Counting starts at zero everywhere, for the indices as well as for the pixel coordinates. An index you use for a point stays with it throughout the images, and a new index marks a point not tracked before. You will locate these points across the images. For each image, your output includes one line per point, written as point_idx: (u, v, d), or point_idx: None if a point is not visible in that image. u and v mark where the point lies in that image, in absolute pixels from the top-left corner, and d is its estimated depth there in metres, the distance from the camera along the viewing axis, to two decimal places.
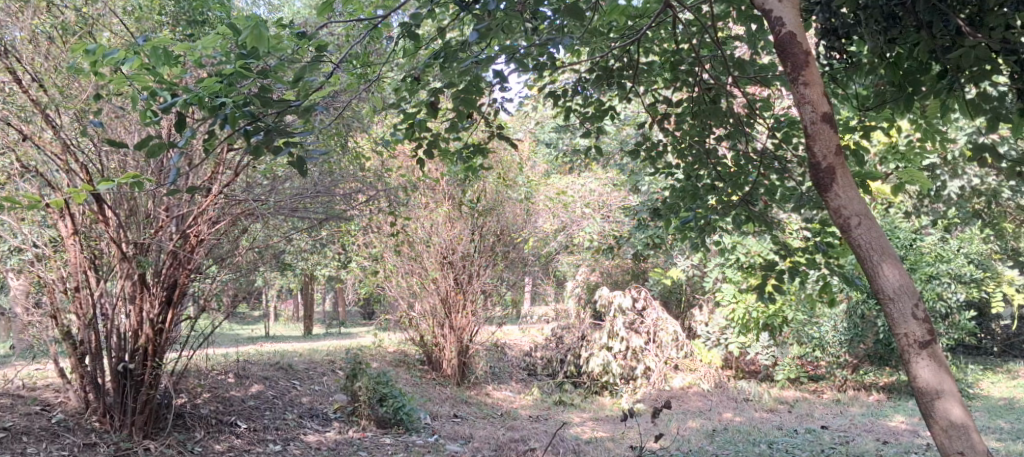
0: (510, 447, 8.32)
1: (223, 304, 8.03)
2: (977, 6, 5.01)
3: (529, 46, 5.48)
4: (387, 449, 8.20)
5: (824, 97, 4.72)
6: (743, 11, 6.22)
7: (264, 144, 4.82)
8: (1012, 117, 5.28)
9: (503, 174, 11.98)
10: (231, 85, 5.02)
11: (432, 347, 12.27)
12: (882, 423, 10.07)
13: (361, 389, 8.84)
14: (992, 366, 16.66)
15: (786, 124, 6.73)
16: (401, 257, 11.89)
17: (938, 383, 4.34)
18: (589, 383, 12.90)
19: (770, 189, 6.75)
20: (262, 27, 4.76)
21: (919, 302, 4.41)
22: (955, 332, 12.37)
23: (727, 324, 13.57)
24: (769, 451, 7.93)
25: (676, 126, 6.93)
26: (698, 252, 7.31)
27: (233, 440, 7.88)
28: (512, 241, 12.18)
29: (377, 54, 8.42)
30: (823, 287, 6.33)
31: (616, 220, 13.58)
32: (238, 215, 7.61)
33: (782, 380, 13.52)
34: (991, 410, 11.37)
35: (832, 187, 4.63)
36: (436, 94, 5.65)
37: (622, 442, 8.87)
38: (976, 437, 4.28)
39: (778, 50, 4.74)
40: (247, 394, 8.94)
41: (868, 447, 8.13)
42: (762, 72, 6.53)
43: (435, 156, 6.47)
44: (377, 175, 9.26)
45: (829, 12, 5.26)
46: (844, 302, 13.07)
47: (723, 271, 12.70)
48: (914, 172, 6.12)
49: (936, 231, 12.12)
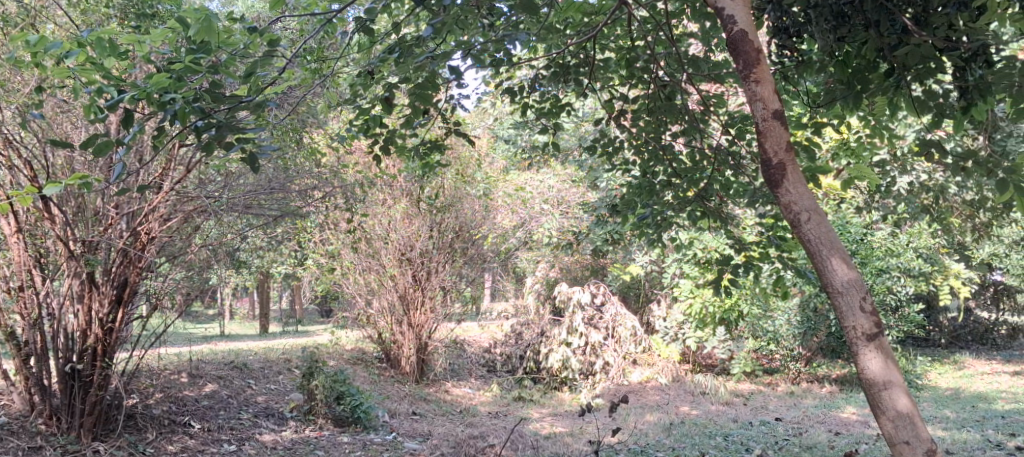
0: (468, 444, 8.26)
1: (176, 303, 7.92)
2: (921, 6, 5.08)
3: (486, 42, 5.51)
4: (344, 448, 8.13)
5: (775, 93, 4.78)
6: (697, 9, 6.30)
7: (216, 140, 4.83)
8: (956, 114, 5.39)
9: (461, 171, 11.93)
10: (180, 80, 4.88)
11: (390, 344, 12.23)
12: (834, 415, 10.26)
13: (317, 388, 8.82)
14: (939, 357, 17.11)
15: (738, 119, 6.82)
16: (358, 254, 11.74)
17: (885, 375, 4.42)
18: (548, 380, 12.91)
19: (724, 185, 6.82)
20: (212, 19, 4.78)
21: (867, 296, 4.50)
22: (904, 324, 12.72)
23: (685, 319, 13.62)
24: (724, 443, 8.08)
25: (632, 122, 6.98)
26: (655, 248, 7.36)
27: (187, 440, 7.76)
28: (471, 237, 12.16)
29: (332, 49, 8.33)
30: (777, 282, 6.41)
31: (575, 216, 13.66)
32: (190, 212, 7.47)
33: (738, 373, 13.68)
34: (938, 400, 11.64)
35: (783, 183, 4.70)
36: (391, 89, 5.64)
37: (580, 437, 8.92)
38: (920, 426, 4.38)
39: (730, 47, 4.80)
40: (201, 394, 8.79)
41: (820, 439, 8.28)
42: (715, 69, 6.60)
43: (391, 152, 6.42)
44: (332, 172, 9.19)
45: (780, 11, 5.34)
46: (798, 296, 13.21)
47: (681, 266, 12.81)
48: (864, 169, 6.22)
49: (886, 225, 12.35)
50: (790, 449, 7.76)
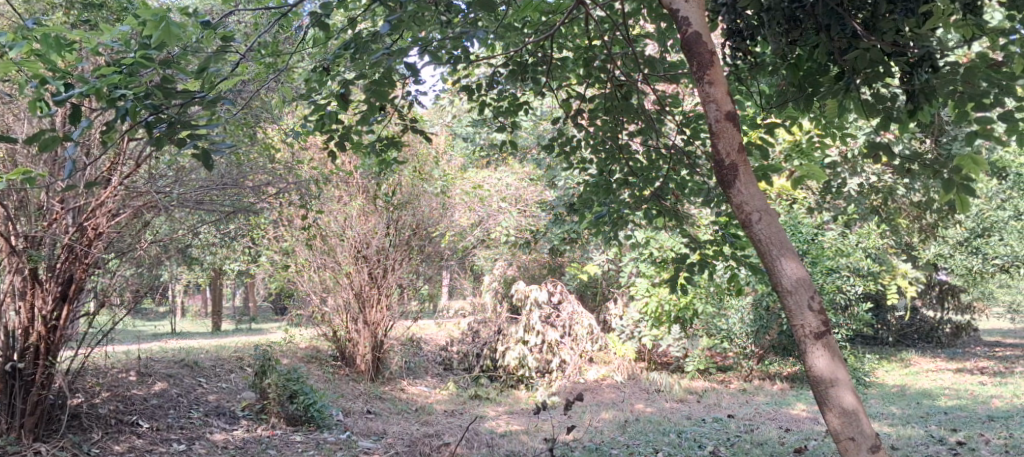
0: (424, 442, 8.20)
1: (125, 300, 7.68)
2: (871, 11, 5.15)
3: (443, 39, 5.49)
4: (297, 447, 8.02)
5: (728, 95, 4.84)
6: (654, 9, 6.36)
7: (167, 136, 4.79)
8: (903, 117, 5.49)
9: (419, 168, 11.86)
10: (131, 76, 4.78)
11: (345, 343, 12.11)
12: (785, 412, 10.44)
13: (269, 387, 8.66)
14: (887, 354, 17.50)
15: (693, 119, 6.90)
16: (313, 251, 11.61)
17: (832, 372, 4.50)
18: (504, 377, 12.95)
19: (681, 183, 6.88)
20: (171, 22, 4.65)
21: (815, 295, 4.57)
22: (854, 323, 12.94)
23: (641, 317, 13.71)
24: (678, 440, 8.17)
25: (589, 121, 7.01)
26: (611, 247, 7.42)
27: (134, 440, 7.61)
28: (428, 235, 12.09)
29: (287, 43, 8.25)
30: (732, 279, 6.48)
31: (532, 214, 13.71)
32: (140, 207, 7.34)
33: (692, 370, 13.82)
34: (885, 397, 11.88)
35: (735, 183, 4.75)
36: (347, 85, 5.57)
37: (536, 435, 8.94)
38: (865, 422, 4.45)
39: (685, 49, 4.84)
40: (150, 392, 8.62)
41: (771, 435, 8.41)
42: (671, 69, 6.66)
43: (347, 148, 6.38)
44: (286, 168, 9.09)
45: (735, 14, 5.32)
46: (752, 295, 13.33)
47: (638, 265, 12.92)
48: (815, 168, 6.16)
49: (837, 226, 12.56)
50: (742, 446, 7.86)
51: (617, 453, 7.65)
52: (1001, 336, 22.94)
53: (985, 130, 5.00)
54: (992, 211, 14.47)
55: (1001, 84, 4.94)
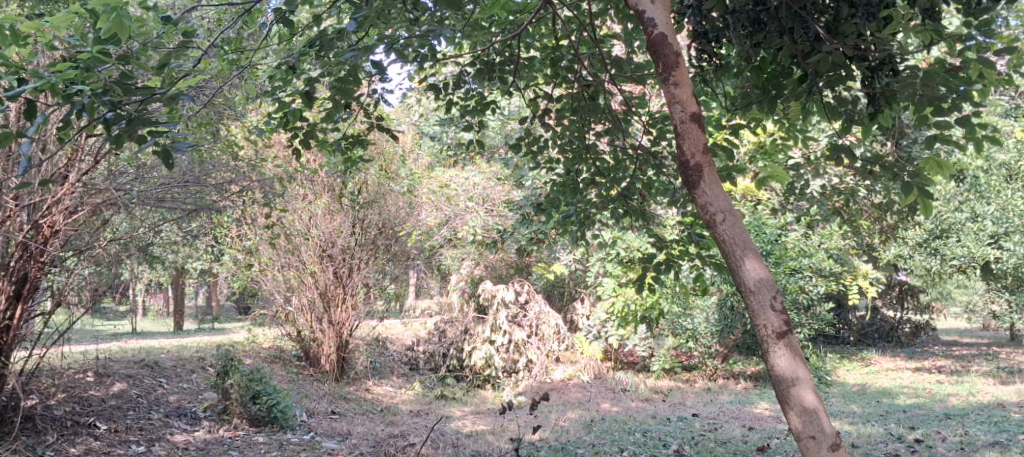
0: (388, 443, 8.15)
1: (83, 299, 7.55)
2: (834, 14, 5.23)
3: (410, 37, 5.45)
4: (259, 448, 7.93)
5: (694, 97, 4.86)
6: (621, 10, 6.38)
7: (126, 133, 4.69)
8: (865, 121, 5.57)
9: (385, 167, 11.81)
10: (88, 70, 4.67)
11: (310, 342, 11.97)
12: (748, 410, 10.53)
13: (232, 387, 8.54)
14: (848, 354, 17.78)
15: (659, 120, 6.92)
16: (277, 250, 11.52)
17: (793, 372, 4.54)
18: (471, 377, 12.88)
19: (646, 184, 6.91)
20: (123, 14, 4.57)
21: (777, 295, 4.61)
22: (816, 322, 13.11)
23: (608, 317, 13.78)
24: (642, 439, 8.22)
25: (557, 121, 7.02)
26: (578, 246, 7.45)
27: (91, 442, 7.46)
28: (394, 234, 12.03)
29: (251, 40, 8.17)
30: (697, 278, 6.50)
31: (499, 214, 13.73)
32: (98, 205, 7.24)
33: (657, 370, 13.88)
34: (846, 395, 12.04)
35: (699, 183, 4.77)
36: (312, 83, 5.52)
37: (501, 434, 8.93)
38: (826, 421, 4.50)
39: (650, 50, 4.86)
40: (107, 393, 8.46)
41: (735, 434, 8.49)
42: (638, 70, 6.69)
43: (311, 146, 6.30)
44: (249, 166, 8.99)
45: (700, 16, 5.42)
46: (716, 295, 13.45)
47: (604, 265, 12.99)
48: (779, 169, 6.23)
49: (800, 227, 12.71)
50: (706, 444, 7.92)
51: (582, 452, 7.66)
52: (957, 336, 23.28)
53: (944, 134, 5.07)
54: (950, 213, 14.60)
55: (958, 90, 5.06)
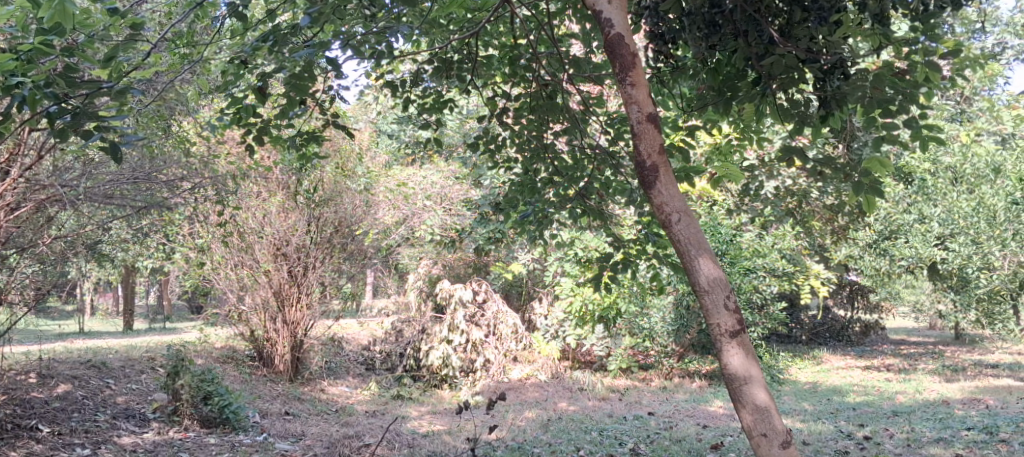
0: (343, 443, 8.05)
1: (25, 298, 7.44)
2: (787, 18, 5.31)
3: (366, 33, 5.38)
4: (211, 450, 7.78)
5: (650, 98, 4.88)
6: (579, 10, 6.40)
7: (71, 127, 4.57)
8: (817, 123, 5.66)
9: (341, 164, 11.72)
10: (28, 62, 4.55)
11: (263, 343, 11.80)
12: (704, 409, 10.62)
13: (182, 388, 8.37)
14: (801, 353, 17.97)
15: (617, 121, 6.93)
16: (229, 248, 11.33)
17: (746, 370, 4.58)
18: (428, 377, 12.81)
19: (604, 183, 6.93)
20: (68, 3, 4.40)
21: (731, 294, 4.64)
22: (770, 321, 13.27)
23: (565, 317, 13.82)
24: (598, 438, 8.24)
25: (515, 120, 6.99)
26: (536, 246, 7.42)
27: (32, 445, 7.27)
28: (351, 232, 11.92)
29: (204, 35, 8.02)
30: (654, 277, 6.51)
31: (457, 213, 13.68)
32: (42, 201, 7.03)
33: (614, 369, 13.94)
34: (799, 393, 12.21)
35: (655, 183, 4.79)
36: (266, 79, 5.41)
37: (458, 434, 8.89)
38: (777, 419, 4.54)
39: (607, 50, 4.86)
40: (51, 395, 8.27)
41: (690, 432, 8.55)
42: (597, 70, 6.70)
43: (265, 143, 6.17)
44: (201, 163, 8.83)
45: (657, 17, 5.48)
46: (672, 294, 13.56)
47: (562, 265, 13.02)
48: (733, 170, 6.31)
49: (754, 227, 12.86)
50: (661, 443, 7.96)
51: (538, 452, 7.63)
52: (903, 336, 23.28)
53: (892, 136, 5.18)
54: (899, 214, 14.68)
55: (906, 92, 5.14)
